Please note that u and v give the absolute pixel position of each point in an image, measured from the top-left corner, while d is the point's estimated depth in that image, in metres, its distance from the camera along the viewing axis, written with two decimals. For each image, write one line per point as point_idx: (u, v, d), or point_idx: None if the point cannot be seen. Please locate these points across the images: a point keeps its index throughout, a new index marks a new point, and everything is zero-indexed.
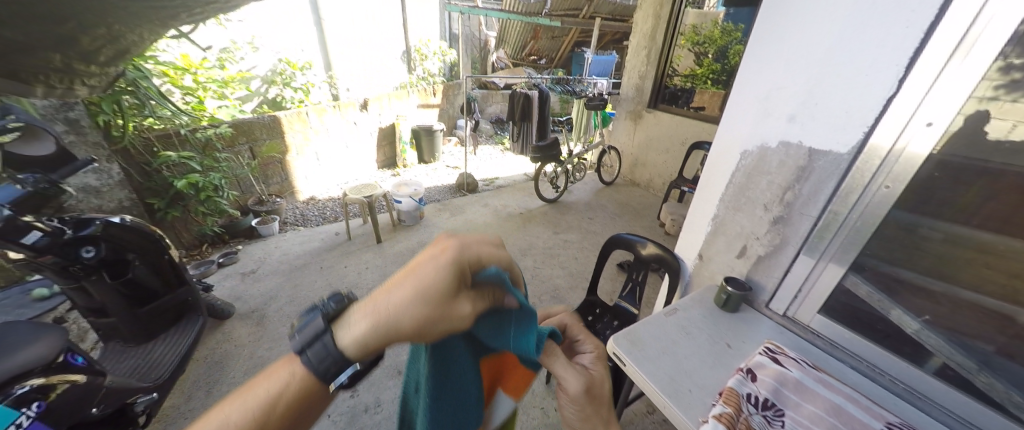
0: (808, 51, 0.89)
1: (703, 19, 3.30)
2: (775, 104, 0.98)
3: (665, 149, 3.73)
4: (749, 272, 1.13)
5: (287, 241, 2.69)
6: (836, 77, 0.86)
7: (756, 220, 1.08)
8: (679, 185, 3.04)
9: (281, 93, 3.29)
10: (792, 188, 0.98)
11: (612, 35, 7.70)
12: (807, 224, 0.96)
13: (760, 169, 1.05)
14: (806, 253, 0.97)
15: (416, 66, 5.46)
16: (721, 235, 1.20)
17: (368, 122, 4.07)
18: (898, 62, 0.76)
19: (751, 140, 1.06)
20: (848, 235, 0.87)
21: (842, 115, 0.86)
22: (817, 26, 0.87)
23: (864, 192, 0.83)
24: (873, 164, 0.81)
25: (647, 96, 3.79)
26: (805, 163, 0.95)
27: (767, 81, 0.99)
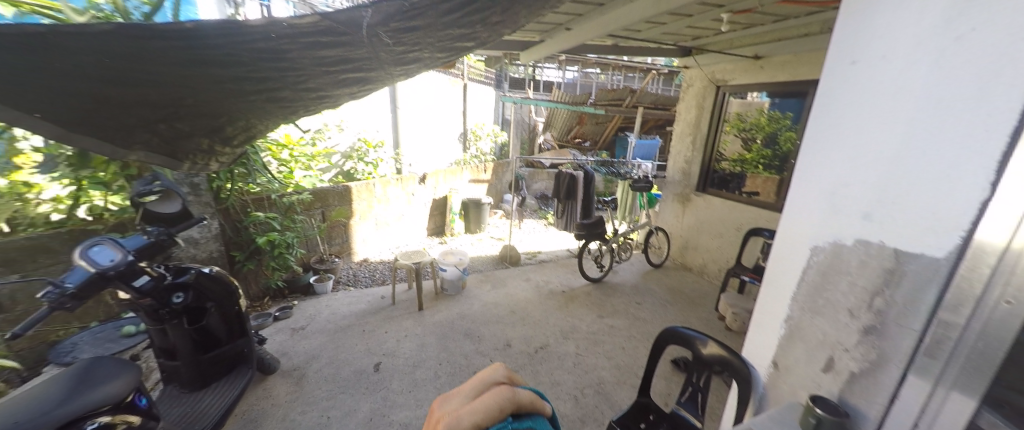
0: (872, 147, 0.84)
1: (748, 108, 3.36)
2: (843, 200, 0.91)
3: (718, 233, 3.56)
4: (841, 393, 0.94)
5: (337, 300, 2.79)
6: (912, 174, 0.78)
7: (842, 328, 0.95)
8: (738, 274, 2.80)
9: (356, 166, 3.72)
10: (881, 293, 0.86)
11: (657, 122, 8.03)
12: (910, 339, 0.81)
13: (836, 268, 0.95)
14: (916, 375, 0.80)
15: (471, 146, 6.07)
16: (798, 341, 1.06)
17: (424, 193, 4.42)
18: (987, 163, 0.67)
19: (823, 235, 0.98)
20: (970, 360, 0.71)
21: (927, 214, 0.76)
22: (879, 125, 0.83)
23: (979, 307, 0.69)
24: (982, 272, 0.68)
25: (695, 180, 3.79)
26: (892, 266, 0.83)
27: (831, 177, 0.94)
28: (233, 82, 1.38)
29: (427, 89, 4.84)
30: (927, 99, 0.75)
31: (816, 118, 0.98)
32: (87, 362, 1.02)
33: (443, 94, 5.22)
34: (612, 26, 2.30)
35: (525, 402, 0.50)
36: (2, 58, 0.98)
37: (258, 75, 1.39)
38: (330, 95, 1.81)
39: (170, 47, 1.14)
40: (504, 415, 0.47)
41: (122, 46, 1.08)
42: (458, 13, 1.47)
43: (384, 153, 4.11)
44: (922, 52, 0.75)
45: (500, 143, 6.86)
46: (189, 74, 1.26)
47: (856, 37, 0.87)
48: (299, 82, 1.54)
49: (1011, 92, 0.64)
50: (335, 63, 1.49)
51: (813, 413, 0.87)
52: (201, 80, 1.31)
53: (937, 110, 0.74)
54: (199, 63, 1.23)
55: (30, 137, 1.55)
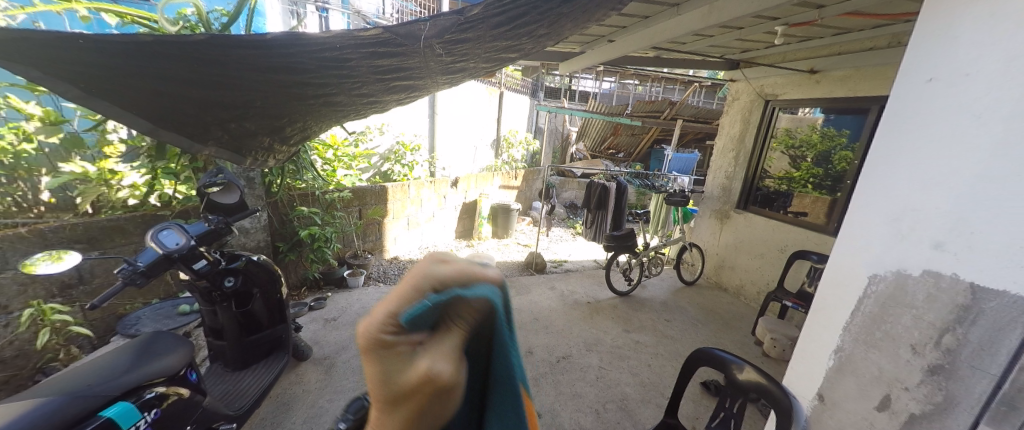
0: (950, 173, 0.80)
1: (798, 124, 3.17)
2: (911, 227, 0.86)
3: (759, 253, 3.36)
4: None
5: (368, 295, 2.90)
6: (999, 204, 0.73)
7: (902, 365, 0.88)
8: (780, 298, 2.63)
9: (393, 168, 3.87)
10: (952, 330, 0.80)
11: (695, 135, 7.75)
12: (984, 384, 0.75)
13: (898, 300, 0.88)
14: (990, 424, 0.74)
15: (503, 153, 6.15)
16: (847, 374, 0.99)
17: (455, 197, 4.51)
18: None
19: (881, 264, 0.91)
20: None
21: (1017, 249, 0.70)
22: (960, 149, 0.78)
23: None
24: None
25: (736, 197, 3.61)
26: (968, 302, 0.77)
27: (898, 202, 0.88)
28: (297, 87, 1.48)
29: (465, 96, 4.95)
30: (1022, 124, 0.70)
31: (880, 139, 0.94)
32: (149, 336, 1.12)
33: (479, 102, 5.33)
34: (657, 38, 2.27)
35: (447, 275, 0.42)
36: (126, 65, 1.14)
37: (320, 81, 1.49)
38: (379, 100, 1.89)
39: (251, 55, 1.26)
40: (423, 294, 0.39)
41: (212, 53, 1.20)
42: (506, 25, 1.51)
43: (421, 156, 4.25)
44: (1014, 73, 0.71)
45: (532, 151, 6.88)
46: (259, 79, 1.37)
47: (936, 56, 0.83)
48: (351, 88, 1.63)
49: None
50: (388, 71, 1.57)
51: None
52: (271, 84, 1.42)
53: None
54: (272, 69, 1.35)
55: (118, 130, 1.79)
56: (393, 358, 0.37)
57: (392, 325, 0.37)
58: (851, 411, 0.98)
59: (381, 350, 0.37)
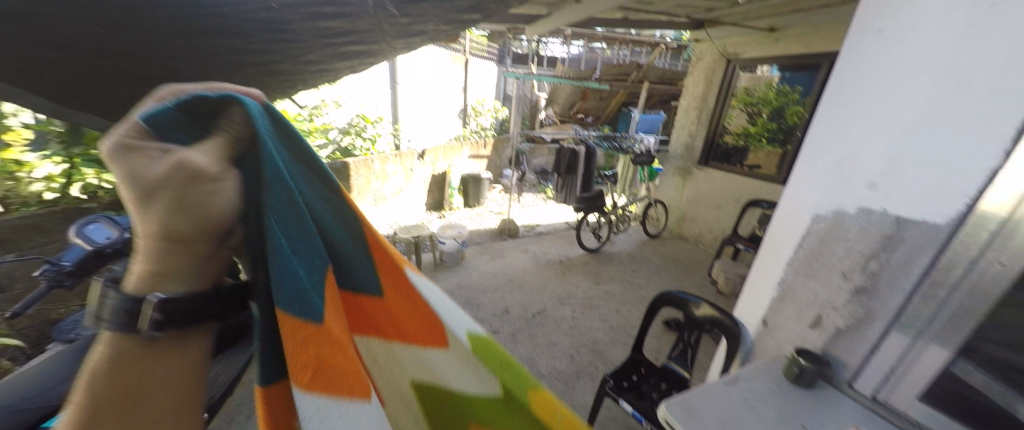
0: (885, 119, 0.87)
1: (756, 83, 3.27)
2: (850, 170, 0.95)
3: (716, 204, 3.58)
4: (825, 345, 1.01)
5: None
6: (924, 146, 0.81)
7: (833, 289, 0.99)
8: (734, 242, 2.83)
9: (354, 142, 3.68)
10: (876, 256, 0.89)
11: (661, 97, 7.88)
12: (898, 298, 0.87)
13: (834, 234, 0.98)
14: (898, 330, 0.87)
15: (470, 121, 5.99)
16: (789, 302, 1.10)
17: (423, 170, 4.41)
18: (1004, 129, 0.70)
19: (822, 205, 1.01)
20: (954, 315, 0.77)
21: (936, 183, 0.79)
22: (899, 93, 0.84)
23: (976, 271, 0.73)
24: (981, 237, 0.73)
25: (697, 154, 3.76)
26: (892, 232, 0.87)
27: (841, 148, 0.97)
28: (230, 53, 1.33)
29: (428, 64, 4.69)
30: (951, 68, 0.76)
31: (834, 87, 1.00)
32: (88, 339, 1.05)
33: (444, 72, 5.09)
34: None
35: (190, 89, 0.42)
36: (16, 37, 0.95)
37: (259, 47, 1.35)
38: (331, 68, 1.76)
39: (173, 20, 1.09)
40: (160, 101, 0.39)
41: (125, 21, 1.03)
42: None
43: (384, 130, 4.08)
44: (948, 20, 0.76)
45: (500, 118, 6.74)
46: (186, 46, 1.21)
47: (884, 7, 0.87)
48: (298, 55, 1.51)
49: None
50: (337, 35, 1.45)
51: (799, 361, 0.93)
52: (199, 52, 1.27)
53: (958, 78, 0.75)
54: (197, 33, 1.18)
55: (19, 113, 1.51)
56: (137, 159, 0.36)
57: (134, 130, 0.37)
58: (789, 332, 1.11)
59: (126, 153, 0.36)
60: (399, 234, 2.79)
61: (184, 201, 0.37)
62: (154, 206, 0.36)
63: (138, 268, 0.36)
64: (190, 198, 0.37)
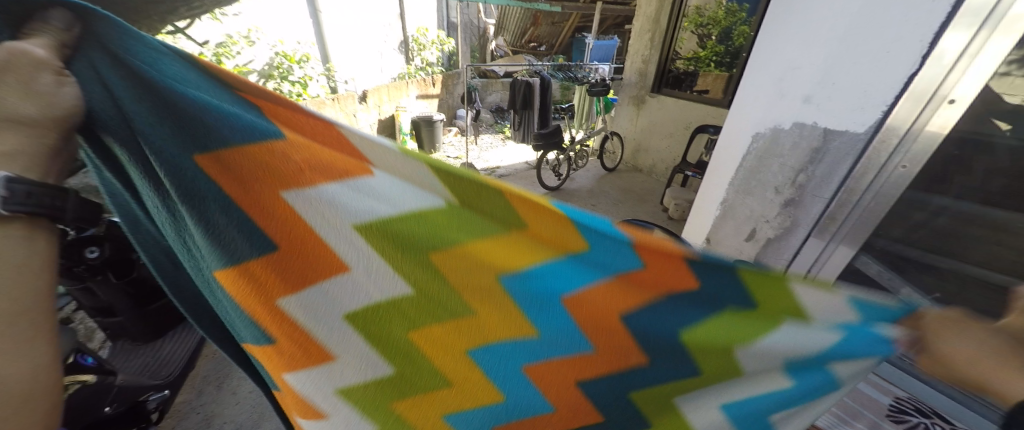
0: (824, 34, 0.98)
1: (707, 0, 3.23)
2: (791, 86, 1.07)
3: (668, 133, 3.68)
4: (759, 254, 1.26)
5: None
6: (855, 59, 0.93)
7: (768, 203, 1.20)
8: (683, 169, 2.99)
9: (280, 87, 3.18)
10: (806, 169, 1.09)
11: (615, 19, 7.52)
12: (818, 205, 1.09)
13: (772, 150, 1.15)
14: (817, 235, 1.11)
15: (415, 56, 5.45)
16: (729, 218, 1.32)
17: (365, 115, 4.09)
18: (922, 39, 0.83)
19: (765, 122, 1.15)
20: (859, 218, 1.01)
21: (861, 94, 0.94)
22: (839, 7, 0.94)
23: (881, 174, 0.95)
24: (891, 142, 0.92)
25: (651, 81, 3.72)
26: (820, 144, 1.04)
27: (783, 64, 1.08)
28: None
29: None
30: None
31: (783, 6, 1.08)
32: None
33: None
34: None
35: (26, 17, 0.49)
36: None
37: None
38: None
39: None
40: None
41: None
42: None
43: (313, 68, 3.58)
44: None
45: (448, 51, 6.14)
46: None
47: None
48: None
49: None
50: None
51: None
52: None
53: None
54: None
55: None
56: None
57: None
58: (729, 245, 1.36)
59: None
60: None
61: (29, 86, 0.46)
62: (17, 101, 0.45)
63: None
64: (35, 84, 0.46)
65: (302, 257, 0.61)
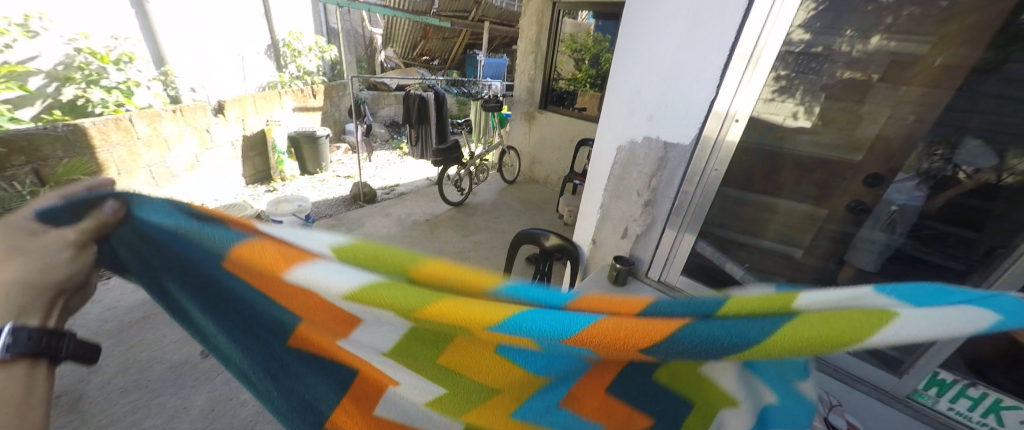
0: (655, 63, 1.21)
1: (578, 29, 3.63)
2: (638, 106, 1.29)
3: (557, 146, 4.02)
4: (632, 250, 1.46)
5: (110, 290, 2.08)
6: (679, 84, 1.17)
7: (632, 204, 1.41)
8: (572, 179, 3.31)
9: (86, 94, 2.54)
10: (655, 175, 1.31)
11: (502, 40, 7.97)
12: (668, 203, 1.31)
13: (631, 161, 1.37)
14: (669, 227, 1.32)
15: (289, 63, 4.87)
16: (608, 221, 1.52)
17: (225, 132, 3.45)
18: (715, 73, 1.09)
19: (623, 138, 1.38)
20: (695, 209, 1.25)
21: (684, 114, 1.18)
22: (661, 41, 1.18)
23: (704, 174, 1.20)
24: (707, 148, 1.16)
25: (538, 98, 4.02)
26: (663, 154, 1.27)
27: (630, 88, 1.31)
28: None
29: None
30: (688, 31, 1.11)
31: (621, 40, 1.32)
32: None
33: None
34: None
35: None
36: None
37: None
38: None
39: None
40: None
41: None
42: None
43: (140, 71, 2.87)
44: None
45: (329, 60, 5.64)
46: None
47: None
48: None
49: (727, 25, 1.03)
50: None
51: (615, 268, 1.35)
52: None
53: (692, 38, 1.11)
54: None
55: None
56: None
57: None
58: (609, 244, 1.55)
59: None
60: None
61: None
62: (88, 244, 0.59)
63: None
64: None
65: (325, 320, 0.61)
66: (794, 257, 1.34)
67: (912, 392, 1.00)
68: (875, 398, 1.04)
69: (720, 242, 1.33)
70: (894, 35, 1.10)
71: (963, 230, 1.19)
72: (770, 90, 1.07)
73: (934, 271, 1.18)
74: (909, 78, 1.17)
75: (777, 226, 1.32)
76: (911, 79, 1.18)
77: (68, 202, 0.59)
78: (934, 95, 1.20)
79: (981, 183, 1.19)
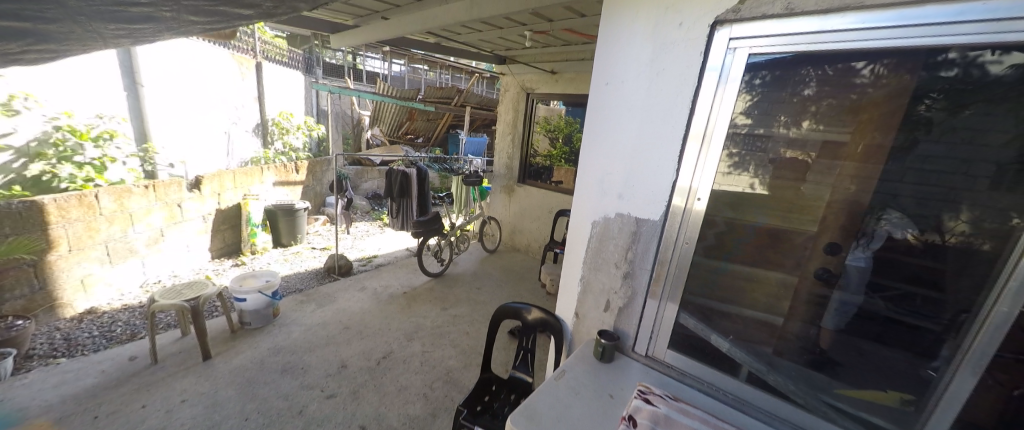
0: (620, 150, 1.39)
1: (551, 113, 3.98)
2: (609, 186, 1.44)
3: (536, 216, 4.13)
4: (616, 323, 1.49)
5: (27, 385, 1.79)
6: (643, 167, 1.33)
7: (611, 277, 1.48)
8: (552, 248, 3.33)
9: (58, 170, 2.47)
10: (630, 249, 1.41)
11: (482, 122, 8.64)
12: (645, 275, 1.38)
13: (606, 235, 1.47)
14: (651, 300, 1.38)
15: (275, 140, 5.02)
16: (589, 293, 1.56)
17: (199, 206, 3.40)
18: (674, 158, 1.26)
19: (596, 214, 1.50)
20: (672, 280, 1.32)
21: (651, 193, 1.33)
22: (623, 132, 1.37)
23: (677, 245, 1.30)
24: (676, 223, 1.28)
25: (516, 173, 4.24)
26: (636, 228, 1.38)
27: (600, 170, 1.47)
28: None
29: (194, 62, 3.69)
30: (647, 121, 1.30)
31: (588, 129, 1.51)
32: None
33: (224, 77, 4.12)
34: (428, 21, 2.30)
35: None
36: None
37: None
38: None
39: None
40: None
41: None
42: None
43: (119, 148, 2.86)
44: (641, 98, 1.31)
45: (316, 137, 5.87)
46: None
47: (609, 68, 1.39)
48: None
49: (678, 120, 1.23)
50: None
51: (601, 344, 1.31)
52: None
53: (651, 126, 1.29)
54: None
55: None
56: None
57: None
58: (592, 318, 1.57)
59: None
60: (157, 301, 2.01)
61: None
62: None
63: None
64: None
65: None
66: (776, 324, 1.32)
67: None
68: None
69: (703, 311, 1.37)
70: (819, 126, 1.18)
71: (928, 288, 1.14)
72: (726, 165, 1.22)
73: (906, 331, 1.17)
74: (845, 156, 1.17)
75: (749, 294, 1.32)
76: (847, 156, 1.17)
77: None
78: (869, 169, 1.15)
79: (929, 244, 1.16)
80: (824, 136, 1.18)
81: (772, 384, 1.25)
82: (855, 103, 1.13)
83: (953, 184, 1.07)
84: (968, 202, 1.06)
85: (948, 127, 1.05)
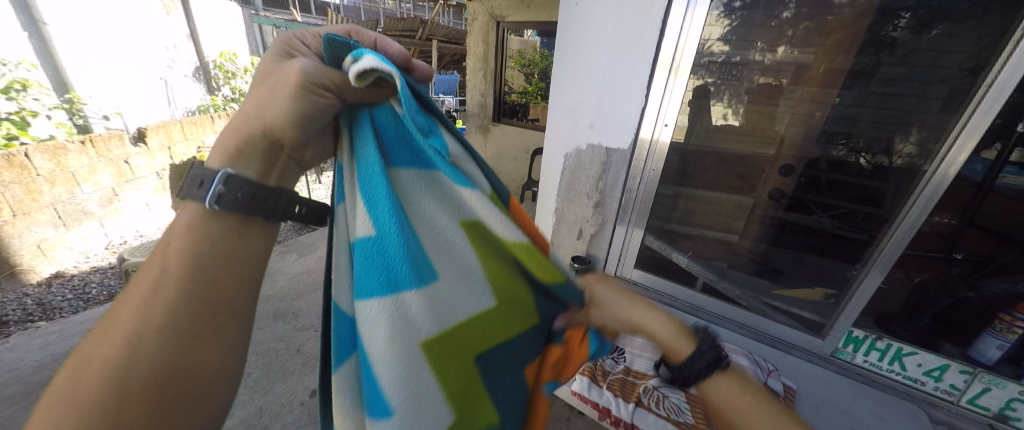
0: (590, 78, 1.35)
1: (525, 46, 3.81)
2: (579, 117, 1.43)
3: (513, 157, 4.07)
4: (588, 249, 1.60)
5: (13, 347, 1.79)
6: (613, 95, 1.32)
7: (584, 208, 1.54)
8: (531, 188, 3.36)
9: None
10: (601, 179, 1.45)
11: (451, 57, 8.00)
12: (615, 203, 1.47)
13: (578, 167, 1.49)
14: (620, 224, 1.50)
15: (222, 85, 4.52)
16: (564, 223, 1.62)
17: (149, 162, 3.14)
18: (643, 85, 1.26)
19: (567, 148, 1.51)
20: (641, 206, 1.43)
21: (621, 122, 1.34)
22: (592, 59, 1.32)
23: (643, 174, 1.38)
24: (645, 149, 1.33)
25: (491, 111, 4.06)
26: (606, 159, 1.42)
27: (571, 101, 1.44)
28: None
29: None
30: (618, 46, 1.25)
31: (558, 58, 1.45)
32: None
33: (150, 11, 3.51)
34: None
35: None
36: None
37: None
38: None
39: None
40: None
41: None
42: None
43: (37, 99, 2.54)
44: (607, 19, 1.24)
45: None
46: None
47: None
48: None
49: (648, 44, 1.20)
50: None
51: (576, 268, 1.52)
52: None
53: (621, 53, 1.26)
54: None
55: None
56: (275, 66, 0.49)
57: None
58: (567, 245, 1.65)
59: None
60: (127, 260, 1.96)
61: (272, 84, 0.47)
62: (166, 282, 0.43)
63: (223, 150, 0.47)
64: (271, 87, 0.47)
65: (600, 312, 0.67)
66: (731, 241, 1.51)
67: (835, 350, 1.23)
68: (805, 360, 1.28)
69: (668, 234, 1.52)
70: (796, 47, 1.19)
71: (870, 207, 1.24)
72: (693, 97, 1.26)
73: (845, 243, 1.30)
74: (806, 82, 1.22)
75: (710, 216, 1.50)
76: (808, 81, 1.21)
77: (246, 147, 0.47)
78: (825, 94, 1.21)
79: (877, 166, 1.23)
80: (799, 60, 1.20)
81: (721, 290, 1.40)
82: (827, 25, 1.14)
83: (909, 107, 1.12)
84: (918, 125, 1.11)
85: (912, 47, 1.09)
